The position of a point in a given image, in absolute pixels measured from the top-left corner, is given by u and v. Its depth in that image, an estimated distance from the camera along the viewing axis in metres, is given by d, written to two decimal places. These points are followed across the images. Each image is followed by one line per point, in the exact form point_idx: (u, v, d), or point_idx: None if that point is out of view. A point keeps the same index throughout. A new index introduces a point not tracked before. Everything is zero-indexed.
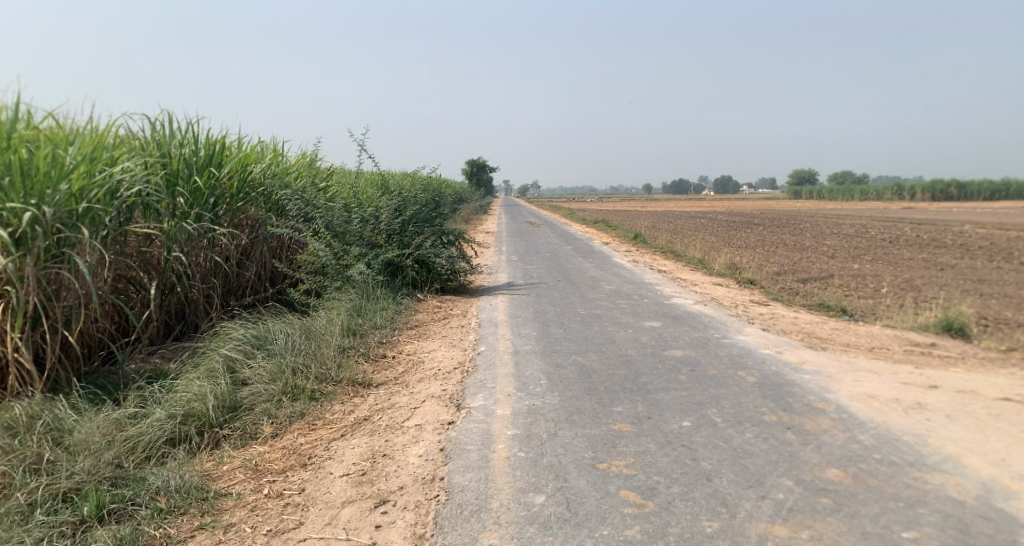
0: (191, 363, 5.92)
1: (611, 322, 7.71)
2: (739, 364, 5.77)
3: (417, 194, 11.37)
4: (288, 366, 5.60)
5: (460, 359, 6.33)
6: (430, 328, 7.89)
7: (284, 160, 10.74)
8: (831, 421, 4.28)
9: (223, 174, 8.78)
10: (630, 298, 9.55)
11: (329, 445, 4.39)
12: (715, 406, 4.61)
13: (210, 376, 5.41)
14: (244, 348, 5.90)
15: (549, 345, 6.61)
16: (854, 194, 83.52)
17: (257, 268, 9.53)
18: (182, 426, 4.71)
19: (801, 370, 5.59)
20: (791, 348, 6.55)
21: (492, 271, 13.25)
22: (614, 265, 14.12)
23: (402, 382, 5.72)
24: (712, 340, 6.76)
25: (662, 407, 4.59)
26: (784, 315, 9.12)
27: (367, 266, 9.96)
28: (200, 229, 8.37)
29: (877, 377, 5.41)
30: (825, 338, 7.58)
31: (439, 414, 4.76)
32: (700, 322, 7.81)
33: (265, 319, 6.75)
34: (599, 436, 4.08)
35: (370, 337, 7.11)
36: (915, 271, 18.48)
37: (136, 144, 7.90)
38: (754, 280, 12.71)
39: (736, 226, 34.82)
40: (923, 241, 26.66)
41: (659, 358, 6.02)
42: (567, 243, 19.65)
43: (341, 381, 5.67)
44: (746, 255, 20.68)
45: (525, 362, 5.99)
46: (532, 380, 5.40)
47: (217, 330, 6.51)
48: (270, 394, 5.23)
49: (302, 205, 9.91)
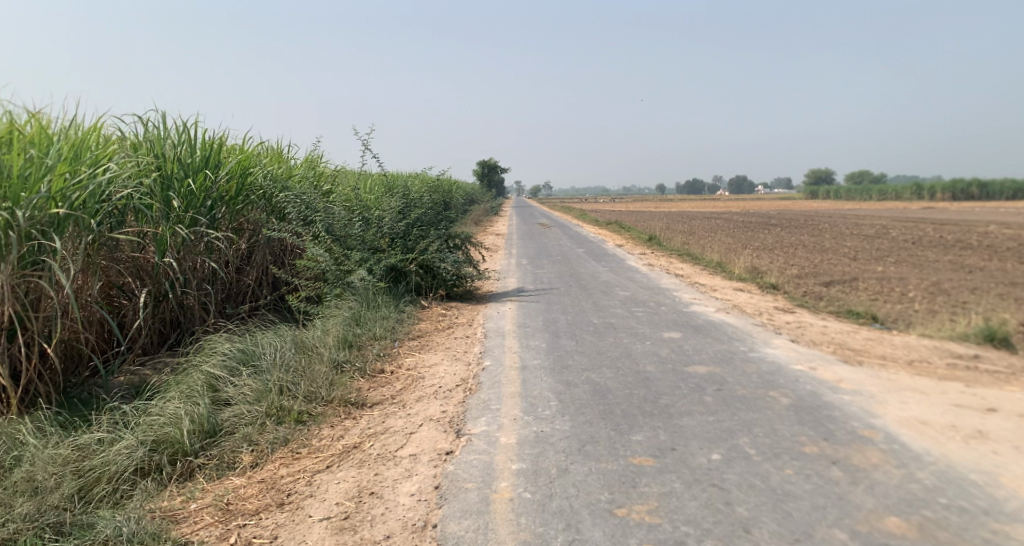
0: (172, 379, 5.47)
1: (627, 333, 7.18)
2: (769, 383, 5.23)
3: (424, 196, 10.89)
4: (275, 385, 5.13)
5: (464, 375, 5.84)
6: (433, 339, 7.40)
7: (285, 162, 10.31)
8: (882, 454, 3.72)
9: (220, 176, 8.35)
10: (647, 306, 9.00)
11: (311, 479, 3.92)
12: (746, 435, 4.07)
13: (188, 396, 4.95)
14: (229, 363, 5.44)
15: (559, 360, 6.10)
16: (872, 194, 82.09)
17: (256, 274, 9.11)
18: (153, 455, 4.27)
19: (839, 390, 5.03)
20: (826, 363, 5.98)
21: (502, 276, 12.76)
22: (628, 268, 13.57)
23: (398, 402, 5.24)
24: (737, 353, 6.21)
25: (687, 437, 4.06)
26: (812, 324, 8.52)
27: (369, 271, 9.49)
28: (196, 235, 7.95)
29: (926, 398, 4.83)
30: (859, 351, 6.99)
31: (436, 442, 4.27)
32: (723, 332, 7.25)
33: (254, 332, 6.28)
34: (616, 472, 3.56)
35: (369, 349, 6.63)
36: (944, 274, 17.72)
37: (126, 145, 7.49)
38: (777, 284, 12.10)
39: (752, 227, 34.12)
40: (948, 242, 25.81)
41: (681, 375, 5.49)
42: (579, 246, 19.09)
43: (332, 401, 5.19)
44: (766, 257, 20.00)
45: (534, 379, 5.49)
46: (540, 402, 4.89)
47: (204, 342, 6.06)
48: (253, 417, 4.77)
49: (302, 208, 9.46)
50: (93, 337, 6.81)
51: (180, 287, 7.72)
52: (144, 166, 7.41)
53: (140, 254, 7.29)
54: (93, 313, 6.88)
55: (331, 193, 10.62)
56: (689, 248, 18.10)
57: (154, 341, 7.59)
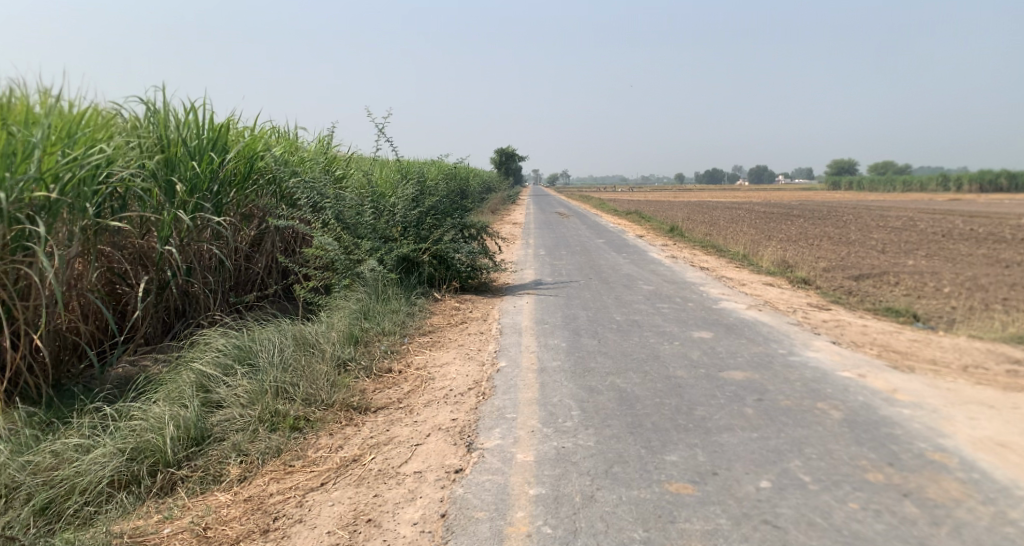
0: (163, 376, 5.04)
1: (652, 332, 6.66)
2: (816, 392, 4.71)
3: (438, 183, 10.38)
4: (270, 386, 4.69)
5: (478, 377, 5.38)
6: (445, 335, 6.92)
7: (296, 147, 9.86)
8: (962, 485, 3.19)
9: (226, 159, 7.91)
10: (672, 301, 8.46)
11: (302, 500, 3.47)
12: (797, 457, 3.57)
13: (176, 399, 4.52)
14: (223, 360, 4.99)
15: (581, 362, 5.60)
16: (896, 186, 80.29)
17: (264, 262, 8.69)
18: (130, 464, 3.83)
19: (896, 402, 4.49)
20: (875, 369, 5.41)
21: (519, 267, 12.25)
22: (651, 261, 12.99)
23: (405, 407, 4.79)
24: (775, 357, 5.67)
25: (729, 459, 3.57)
26: (851, 323, 7.92)
27: (379, 261, 9.00)
28: (201, 220, 7.52)
29: (997, 413, 4.28)
30: (907, 355, 6.40)
31: (444, 457, 3.81)
32: (758, 333, 6.71)
33: (252, 325, 5.84)
34: (650, 503, 3.09)
35: (376, 346, 6.18)
36: (980, 268, 16.90)
37: (126, 125, 7.06)
38: (809, 279, 11.47)
39: (775, 218, 33.25)
40: (980, 235, 24.82)
41: (716, 382, 4.99)
42: (597, 236, 18.53)
43: (332, 405, 4.74)
44: (791, 250, 19.29)
45: (554, 383, 5.01)
46: (561, 411, 4.41)
47: (199, 336, 5.64)
48: (245, 422, 4.32)
49: (312, 194, 8.99)
50: (87, 327, 6.39)
51: (183, 276, 7.31)
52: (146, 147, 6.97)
53: (140, 240, 6.86)
54: (88, 301, 6.52)
55: (343, 180, 10.15)
56: (713, 240, 17.43)
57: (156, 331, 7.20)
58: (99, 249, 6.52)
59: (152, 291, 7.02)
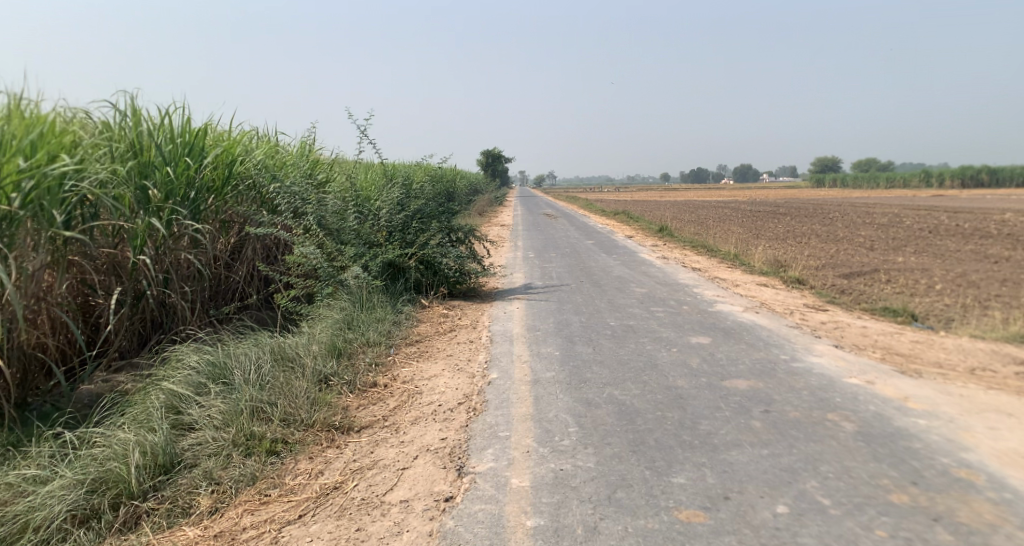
0: (132, 395, 4.70)
1: (649, 338, 6.41)
2: (825, 402, 4.47)
3: (423, 186, 10.06)
4: (246, 406, 4.37)
5: (468, 390, 5.09)
6: (433, 345, 6.62)
7: (276, 150, 9.50)
8: (994, 507, 2.96)
9: (204, 165, 7.56)
10: (667, 305, 8.20)
11: (278, 536, 3.17)
12: (813, 477, 3.32)
13: (144, 422, 4.19)
14: (196, 378, 4.66)
15: (576, 372, 5.33)
16: (880, 183, 80.89)
17: (245, 270, 8.34)
18: (90, 497, 3.50)
19: (910, 411, 4.25)
20: (882, 375, 5.18)
21: (508, 271, 11.96)
22: (642, 262, 12.75)
23: (391, 425, 4.48)
24: (779, 364, 5.43)
25: (741, 480, 3.32)
26: (850, 325, 7.71)
27: (364, 267, 8.68)
28: (177, 227, 7.17)
29: (1017, 422, 4.05)
30: (911, 357, 6.19)
31: (433, 483, 3.52)
32: (757, 337, 6.47)
33: (228, 340, 5.51)
34: (660, 536, 2.83)
35: (361, 358, 5.87)
36: (970, 264, 16.83)
37: (97, 128, 6.70)
38: (803, 279, 11.28)
39: (762, 216, 33.25)
40: (966, 231, 24.87)
41: (719, 392, 4.74)
42: (586, 237, 18.30)
43: (313, 425, 4.42)
44: (780, 248, 19.14)
45: (549, 397, 4.74)
46: (557, 429, 4.14)
47: (171, 351, 5.29)
48: (218, 446, 4.00)
49: (292, 199, 8.65)
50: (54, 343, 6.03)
51: (158, 286, 6.95)
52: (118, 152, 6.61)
53: (113, 249, 6.50)
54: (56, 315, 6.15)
55: (325, 184, 9.81)
56: (703, 239, 17.25)
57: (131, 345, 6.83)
58: (69, 259, 6.16)
59: (126, 303, 6.64)
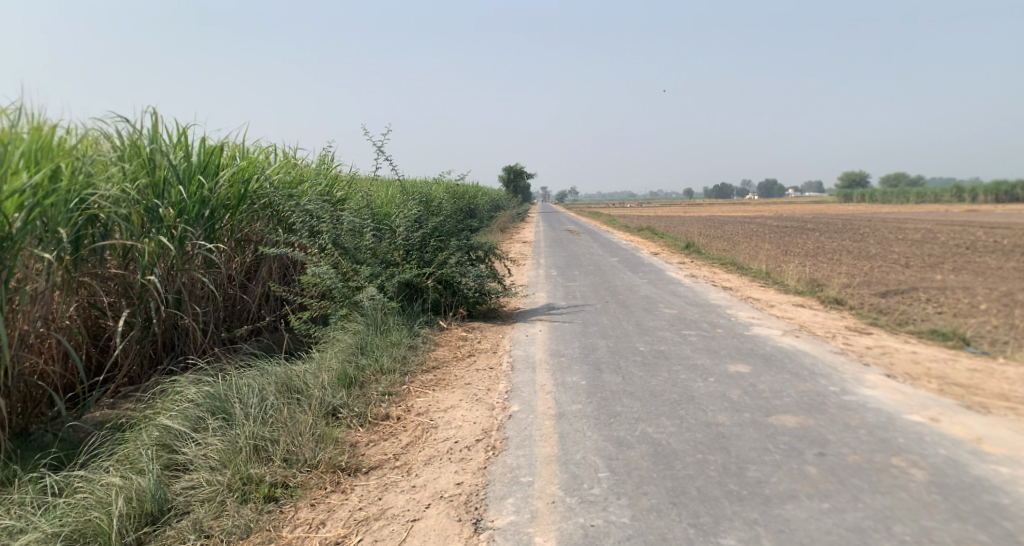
0: (126, 431, 4.36)
1: (682, 366, 5.94)
2: (887, 443, 3.97)
3: (442, 203, 9.71)
4: (244, 445, 4.01)
5: (487, 425, 4.68)
6: (451, 372, 6.22)
7: (293, 167, 9.22)
8: None
9: (218, 184, 7.25)
10: (699, 328, 7.71)
11: None
12: (887, 541, 2.85)
13: (135, 464, 3.84)
14: (194, 412, 4.32)
15: (605, 405, 4.88)
16: (909, 197, 79.30)
17: (260, 291, 8.04)
18: None
19: (988, 456, 3.74)
20: (947, 411, 4.64)
21: (530, 290, 11.54)
22: (670, 281, 12.25)
23: (402, 466, 4.10)
24: (828, 398, 4.93)
25: (802, 542, 2.87)
26: (898, 350, 7.16)
27: (380, 288, 8.34)
28: (190, 247, 6.87)
29: None
30: (973, 389, 5.61)
31: (446, 541, 3.12)
32: (800, 365, 5.97)
33: (231, 369, 5.17)
34: None
35: (373, 388, 5.50)
36: (1014, 283, 16.06)
37: (109, 146, 6.44)
38: (841, 298, 10.70)
39: (789, 232, 32.52)
40: (1004, 247, 24.02)
41: (765, 430, 4.27)
42: (610, 255, 17.83)
43: (317, 465, 4.06)
44: (812, 265, 18.46)
45: (576, 435, 4.31)
46: (585, 473, 3.71)
47: (171, 380, 4.98)
48: (211, 492, 3.65)
49: (307, 217, 8.35)
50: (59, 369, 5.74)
51: (169, 308, 6.64)
52: (130, 171, 6.33)
53: (124, 271, 6.22)
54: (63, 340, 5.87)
55: (342, 202, 9.50)
56: (732, 257, 16.68)
57: (142, 369, 6.51)
58: (80, 280, 5.90)
59: (136, 326, 6.33)
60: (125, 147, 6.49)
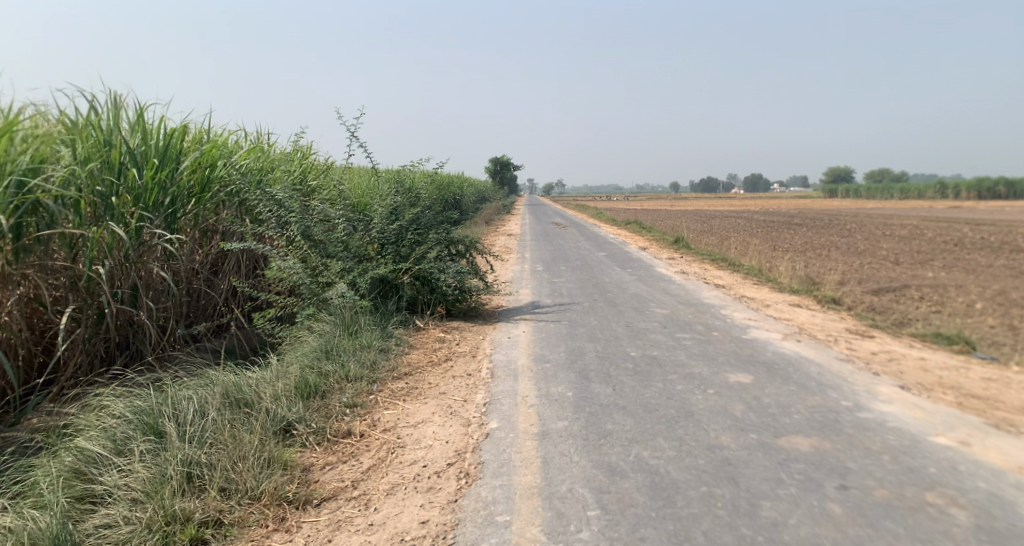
0: (42, 455, 3.78)
1: (678, 375, 5.41)
2: (917, 475, 3.46)
3: (421, 194, 9.07)
4: (173, 472, 3.43)
5: (461, 446, 4.10)
6: (426, 380, 5.64)
7: (262, 153, 8.52)
8: None
9: (181, 169, 6.50)
10: (694, 331, 7.18)
11: None
12: None
13: (39, 500, 3.27)
14: (120, 432, 3.74)
15: (594, 423, 4.34)
16: (893, 193, 79.70)
17: (226, 286, 7.38)
18: None
19: None
20: (976, 432, 4.14)
21: (514, 287, 10.95)
22: (661, 278, 11.72)
23: (360, 497, 3.53)
24: (841, 415, 4.42)
25: None
26: (906, 356, 6.67)
27: (352, 285, 7.72)
28: (148, 237, 6.10)
29: None
30: (994, 402, 5.12)
31: None
32: (807, 375, 5.46)
33: (173, 382, 4.57)
34: None
35: (336, 400, 4.91)
36: (1005, 281, 15.75)
37: (56, 126, 5.74)
38: (838, 298, 10.23)
39: (776, 227, 32.23)
40: (989, 244, 23.85)
41: (776, 456, 3.75)
42: (597, 249, 17.33)
43: (259, 496, 3.48)
44: (802, 262, 18.05)
45: (563, 460, 3.76)
46: (572, 511, 3.18)
47: (104, 394, 4.38)
48: (126, 534, 3.08)
49: (274, 207, 7.60)
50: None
51: (123, 303, 5.86)
52: (78, 151, 5.59)
53: (72, 263, 5.43)
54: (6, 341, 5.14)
55: (315, 191, 8.82)
56: (722, 252, 16.20)
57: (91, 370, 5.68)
58: (22, 274, 5.18)
59: (83, 323, 5.53)
60: (76, 126, 5.73)
